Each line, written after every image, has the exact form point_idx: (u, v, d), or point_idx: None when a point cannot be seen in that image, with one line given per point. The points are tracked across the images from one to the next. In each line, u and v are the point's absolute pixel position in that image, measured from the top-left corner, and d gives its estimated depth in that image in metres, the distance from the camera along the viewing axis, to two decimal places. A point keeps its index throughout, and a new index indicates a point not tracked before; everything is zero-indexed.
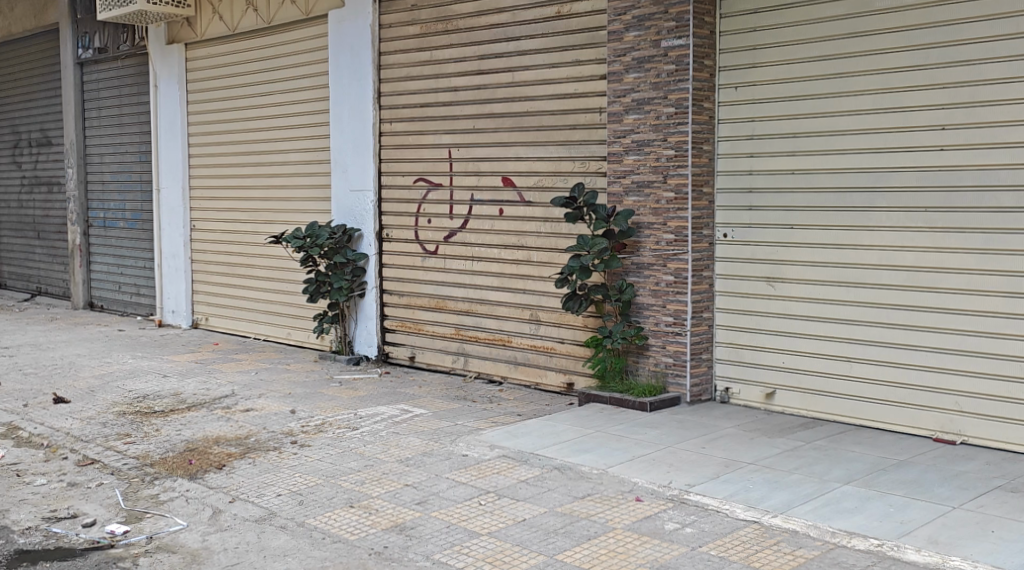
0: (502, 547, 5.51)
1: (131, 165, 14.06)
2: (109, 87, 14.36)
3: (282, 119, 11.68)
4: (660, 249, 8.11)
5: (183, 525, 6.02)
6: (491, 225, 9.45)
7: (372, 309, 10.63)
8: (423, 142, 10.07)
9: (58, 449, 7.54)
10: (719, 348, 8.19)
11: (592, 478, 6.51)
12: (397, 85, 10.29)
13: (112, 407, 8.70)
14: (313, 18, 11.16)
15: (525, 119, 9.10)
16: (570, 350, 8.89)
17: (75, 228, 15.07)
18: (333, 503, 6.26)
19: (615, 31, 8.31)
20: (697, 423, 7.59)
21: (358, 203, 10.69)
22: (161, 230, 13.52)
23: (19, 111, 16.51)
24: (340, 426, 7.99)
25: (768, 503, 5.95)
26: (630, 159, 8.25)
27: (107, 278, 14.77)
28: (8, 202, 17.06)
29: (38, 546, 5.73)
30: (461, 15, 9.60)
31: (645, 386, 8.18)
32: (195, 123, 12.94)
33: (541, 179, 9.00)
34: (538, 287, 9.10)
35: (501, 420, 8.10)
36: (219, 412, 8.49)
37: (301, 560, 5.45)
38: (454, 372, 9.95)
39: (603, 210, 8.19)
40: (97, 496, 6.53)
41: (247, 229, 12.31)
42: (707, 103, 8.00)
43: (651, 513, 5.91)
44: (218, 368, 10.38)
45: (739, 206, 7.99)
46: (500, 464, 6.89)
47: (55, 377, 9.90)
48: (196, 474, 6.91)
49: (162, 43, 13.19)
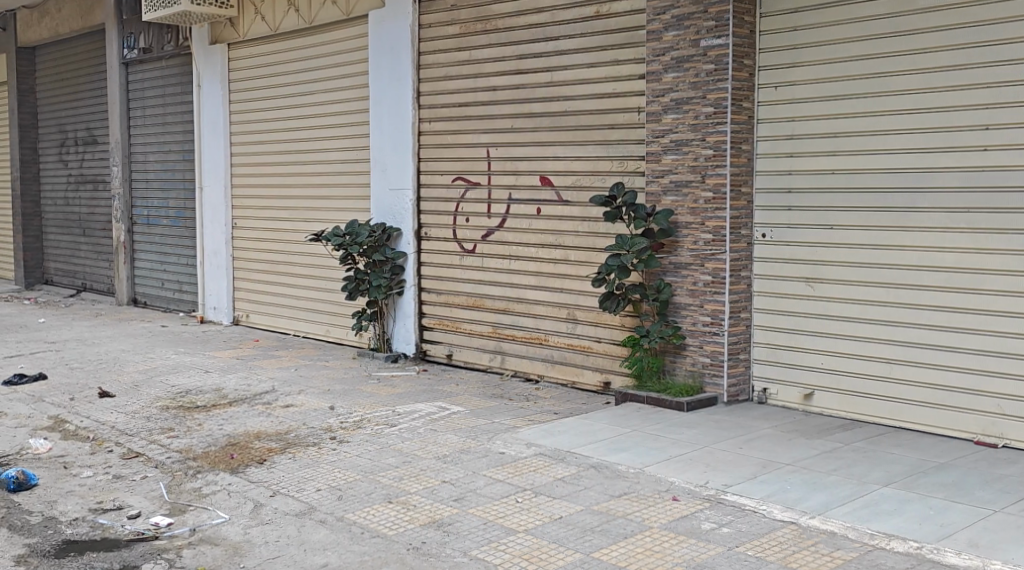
0: (540, 544, 5.55)
1: (174, 163, 14.27)
2: (154, 87, 14.57)
3: (322, 118, 11.79)
4: (698, 249, 8.10)
5: (225, 518, 6.11)
6: (530, 224, 9.49)
7: (410, 307, 10.71)
8: (461, 141, 10.13)
9: (103, 443, 7.69)
10: (758, 348, 8.17)
11: (629, 477, 6.53)
12: (437, 85, 10.36)
13: (155, 402, 8.84)
14: (354, 18, 11.26)
15: (563, 119, 9.13)
16: (607, 349, 8.92)
17: (120, 225, 15.31)
18: (371, 498, 6.33)
19: (654, 31, 8.31)
20: (734, 424, 7.58)
21: (398, 202, 10.78)
22: (203, 227, 13.71)
23: (65, 111, 16.80)
24: (378, 423, 8.07)
25: (805, 504, 5.94)
26: (668, 158, 8.25)
27: (151, 275, 15.00)
28: (54, 200, 17.38)
29: (85, 537, 5.86)
30: (500, 16, 9.64)
31: (683, 386, 8.19)
32: (237, 123, 13.11)
33: (579, 179, 9.02)
34: (576, 286, 9.13)
35: (537, 418, 8.13)
36: (260, 408, 8.61)
37: (340, 554, 5.54)
38: (491, 370, 10.01)
39: (641, 210, 8.21)
40: (142, 489, 6.66)
41: (287, 227, 12.44)
42: (746, 103, 7.98)
43: (688, 513, 5.92)
44: (259, 364, 10.51)
45: (778, 205, 7.96)
46: (537, 462, 6.92)
47: (101, 372, 10.08)
48: (238, 468, 7.02)
49: (205, 44, 13.36)
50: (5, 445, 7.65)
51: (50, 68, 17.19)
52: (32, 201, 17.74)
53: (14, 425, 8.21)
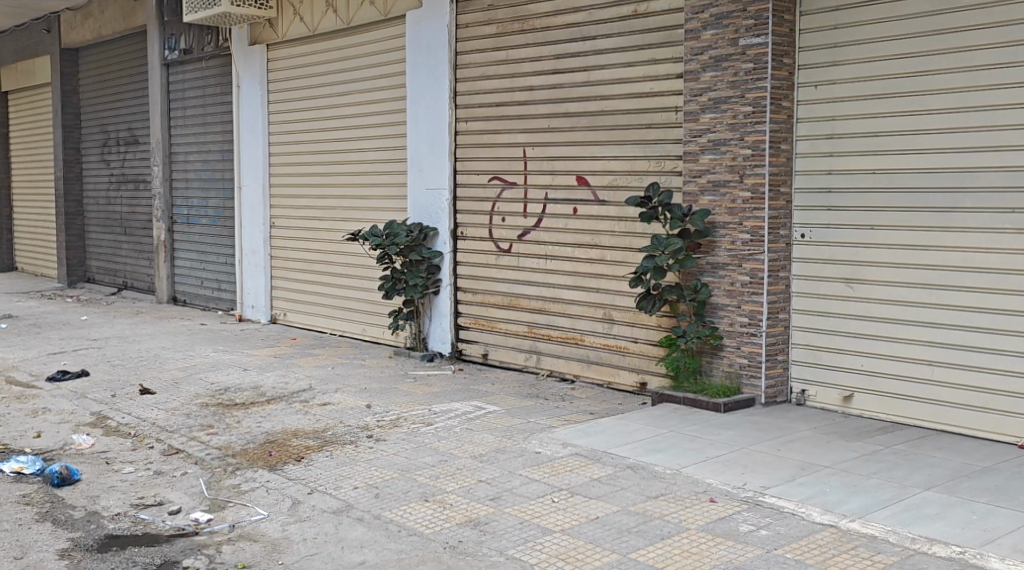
0: (576, 544, 5.55)
1: (214, 163, 14.41)
2: (194, 87, 14.72)
3: (360, 118, 11.86)
4: (736, 249, 8.05)
5: (264, 515, 6.16)
6: (566, 223, 9.48)
7: (446, 306, 10.74)
8: (498, 141, 10.14)
9: (145, 439, 7.79)
10: (796, 349, 8.09)
11: (666, 478, 6.50)
12: (473, 84, 10.37)
13: (195, 399, 8.94)
14: (392, 19, 11.30)
15: (600, 118, 9.10)
16: (643, 350, 8.89)
17: (160, 224, 15.49)
18: (409, 497, 6.35)
19: (693, 30, 8.26)
20: (772, 425, 7.53)
21: (435, 202, 10.81)
22: (242, 226, 13.83)
23: (108, 111, 17.02)
24: (415, 421, 8.11)
25: (845, 507, 5.89)
26: (706, 158, 8.20)
27: (190, 274, 15.17)
28: (96, 199, 17.62)
29: (127, 532, 5.94)
30: (538, 15, 9.63)
31: (720, 387, 8.13)
32: (275, 123, 13.21)
33: (616, 179, 8.99)
34: (612, 286, 9.10)
35: (574, 419, 8.12)
36: (298, 406, 8.68)
37: (378, 552, 5.57)
38: (527, 370, 10.02)
39: (678, 209, 8.16)
40: (182, 485, 6.74)
41: (324, 226, 12.52)
42: (786, 102, 7.91)
43: (725, 515, 5.89)
44: (297, 363, 10.60)
45: (817, 205, 7.89)
46: (573, 462, 6.92)
47: (142, 369, 10.20)
48: (276, 465, 7.08)
49: (245, 44, 13.47)
50: (49, 440, 7.77)
51: (93, 69, 17.42)
52: (75, 200, 17.99)
53: (58, 420, 8.33)
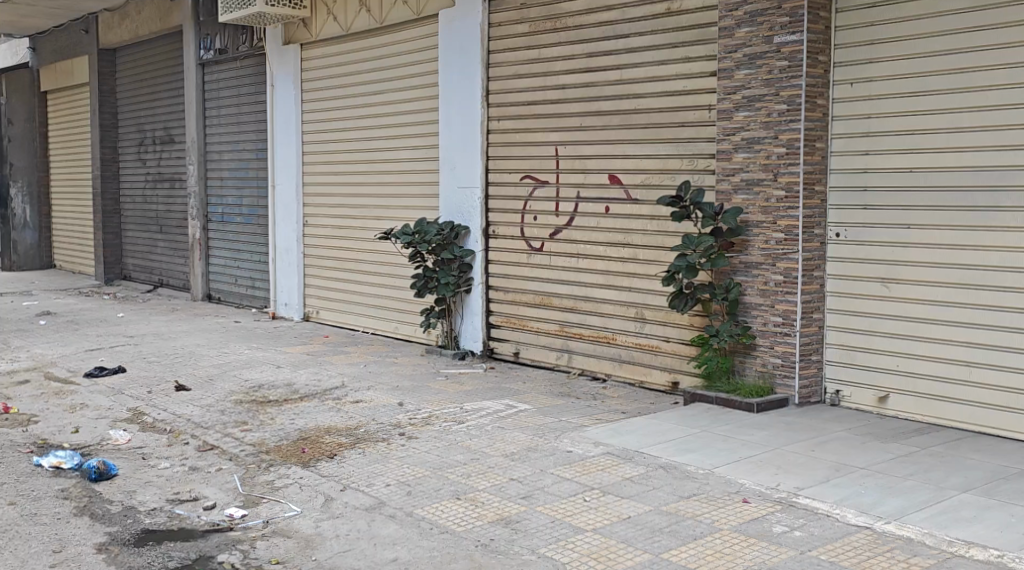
0: (608, 543, 5.54)
1: (248, 161, 14.53)
2: (229, 87, 14.84)
3: (392, 117, 11.90)
4: (770, 247, 8.00)
5: (297, 511, 6.21)
6: (598, 222, 9.46)
7: (478, 304, 10.76)
8: (530, 139, 10.13)
9: (180, 435, 7.87)
10: (830, 349, 8.02)
11: (699, 478, 6.48)
12: (506, 83, 10.37)
13: (229, 396, 9.01)
14: (425, 18, 11.33)
15: (633, 117, 9.07)
16: (676, 349, 8.86)
17: (195, 222, 15.63)
18: (440, 494, 6.37)
19: (726, 28, 8.22)
20: (806, 425, 7.47)
21: (467, 200, 10.83)
22: (275, 224, 13.93)
23: (144, 110, 17.20)
24: (447, 419, 8.13)
25: (880, 509, 5.83)
26: (739, 156, 8.16)
27: (225, 271, 15.30)
28: (133, 197, 17.82)
29: (163, 526, 6.01)
30: (570, 14, 9.61)
31: (753, 387, 8.08)
32: (309, 122, 13.28)
33: (648, 177, 8.96)
34: (645, 285, 9.08)
35: (605, 417, 8.12)
36: (331, 403, 8.73)
37: (410, 549, 5.59)
38: (558, 369, 10.01)
39: (710, 208, 8.11)
40: (216, 481, 6.80)
41: (357, 224, 12.58)
42: (822, 99, 7.85)
43: (758, 515, 5.86)
44: (329, 360, 10.65)
45: (853, 205, 7.82)
46: (605, 461, 6.90)
47: (177, 366, 10.31)
48: (309, 462, 7.12)
49: (279, 44, 13.56)
50: (86, 435, 7.87)
51: (130, 69, 17.62)
52: (112, 199, 18.21)
53: (95, 416, 8.45)
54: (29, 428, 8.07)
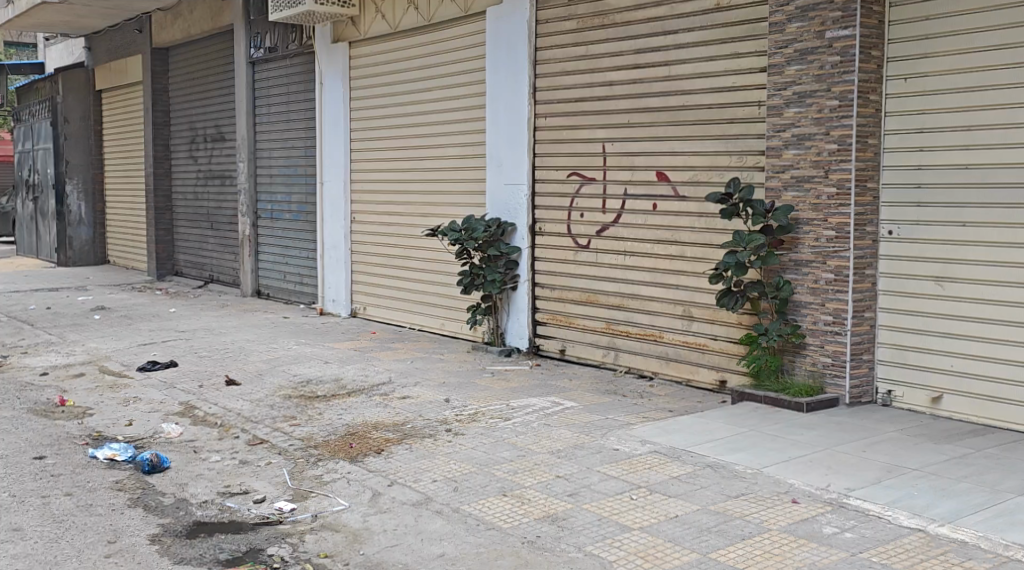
0: (654, 542, 5.52)
1: (297, 159, 14.66)
2: (278, 85, 14.97)
3: (439, 114, 11.94)
4: (820, 245, 7.90)
5: (345, 505, 6.26)
6: (645, 219, 9.41)
7: (524, 301, 10.76)
8: (577, 136, 10.10)
9: (231, 429, 7.97)
10: (882, 348, 7.91)
11: (747, 478, 6.42)
12: (553, 80, 10.35)
13: (278, 391, 9.11)
14: (472, 15, 11.34)
15: (680, 113, 9.01)
16: (724, 348, 8.79)
17: (246, 219, 15.81)
18: (487, 491, 6.38)
19: (777, 23, 8.13)
20: (857, 426, 7.38)
21: (513, 197, 10.84)
22: (323, 221, 14.04)
23: (195, 108, 17.42)
24: (493, 416, 8.14)
25: (934, 512, 5.74)
26: (790, 153, 8.06)
27: (274, 268, 15.46)
28: (184, 194, 18.07)
29: (214, 519, 6.09)
30: (618, 10, 9.57)
31: (803, 386, 8.00)
32: (356, 119, 13.37)
33: (696, 174, 8.90)
34: (692, 283, 9.02)
35: (652, 415, 8.09)
36: (378, 399, 8.79)
37: (457, 545, 5.61)
38: (604, 366, 9.98)
39: (760, 206, 8.03)
40: (266, 474, 6.88)
41: (403, 221, 12.63)
42: (874, 95, 7.74)
43: (809, 516, 5.79)
44: (377, 356, 10.72)
45: (906, 202, 7.71)
46: (652, 459, 6.88)
47: (228, 361, 10.44)
48: (357, 457, 7.17)
49: (328, 42, 13.66)
50: (139, 428, 8.00)
51: (182, 67, 17.85)
52: (165, 196, 18.49)
53: (148, 409, 8.59)
54: (85, 421, 8.22)
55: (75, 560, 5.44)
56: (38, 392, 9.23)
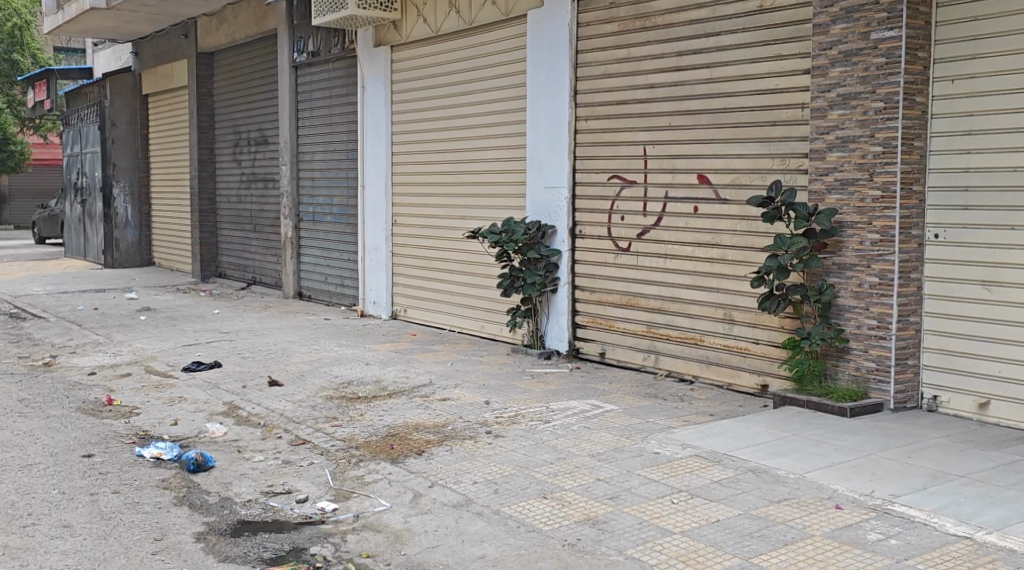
0: (696, 546, 5.50)
1: (339, 162, 14.76)
2: (321, 89, 15.09)
3: (480, 116, 11.97)
4: (864, 249, 7.81)
5: (387, 506, 6.30)
6: (686, 222, 9.37)
7: (564, 304, 10.75)
8: (618, 139, 10.09)
9: (274, 429, 8.05)
10: (927, 353, 7.81)
11: (790, 483, 6.37)
12: (595, 83, 10.34)
13: (320, 392, 9.18)
14: (514, 18, 11.36)
15: (723, 116, 8.97)
16: (765, 351, 8.73)
17: (288, 222, 15.96)
18: (527, 493, 6.39)
19: (821, 24, 8.05)
20: (902, 431, 7.30)
21: (554, 200, 10.84)
22: (365, 223, 14.12)
23: (239, 112, 17.61)
24: (533, 418, 8.16)
25: (981, 519, 5.67)
26: (833, 155, 7.98)
27: (315, 270, 15.59)
28: (228, 197, 18.27)
29: (259, 518, 6.16)
30: (661, 12, 9.54)
31: (846, 391, 7.92)
32: (398, 123, 13.44)
33: (738, 177, 8.85)
34: (734, 286, 8.97)
35: (693, 419, 8.05)
36: (419, 400, 8.83)
37: (498, 546, 5.62)
38: (644, 369, 9.95)
39: (803, 209, 7.93)
40: (310, 474, 6.94)
41: (444, 224, 12.68)
42: (921, 97, 7.66)
43: (852, 522, 5.74)
44: (418, 358, 10.78)
45: (952, 205, 7.62)
46: (693, 463, 6.85)
47: (271, 362, 10.55)
48: (398, 458, 7.22)
49: (370, 46, 13.75)
50: (184, 427, 8.11)
51: (227, 72, 18.05)
52: (209, 198, 18.71)
53: (193, 409, 8.69)
54: (132, 420, 8.35)
55: (122, 557, 5.53)
56: (86, 391, 9.39)
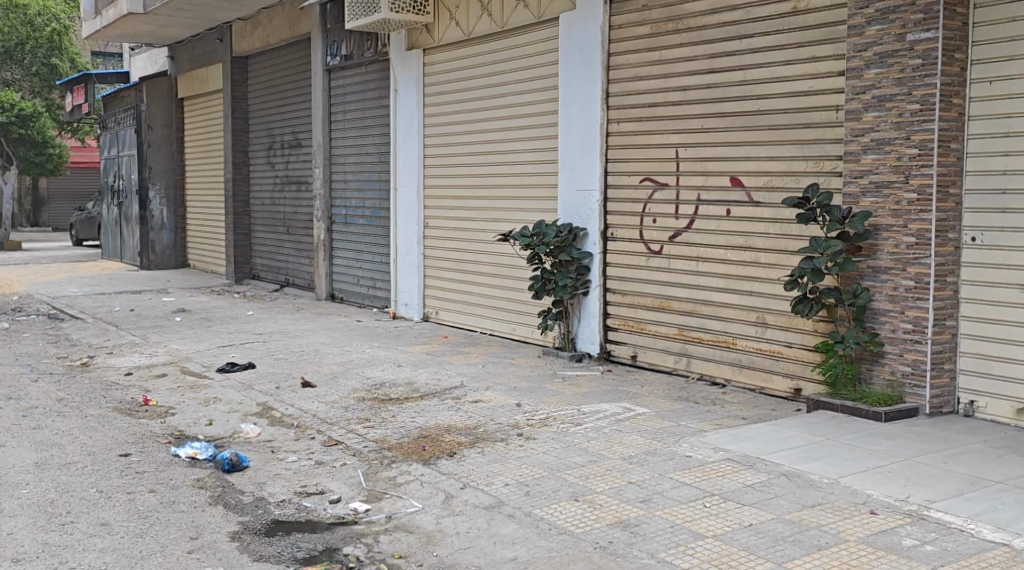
0: (728, 550, 5.47)
1: (371, 164, 14.84)
2: (354, 92, 15.17)
3: (512, 119, 11.99)
4: (900, 252, 7.75)
5: (419, 507, 6.32)
6: (718, 225, 9.33)
7: (595, 307, 10.74)
8: (650, 141, 10.06)
9: (306, 430, 8.10)
10: (964, 358, 7.74)
11: (823, 487, 6.33)
12: (626, 85, 10.33)
13: (352, 393, 9.23)
14: (545, 20, 11.37)
15: (756, 118, 8.92)
16: (798, 355, 8.68)
17: (321, 224, 16.07)
18: (558, 495, 6.40)
19: (856, 26, 7.99)
20: (937, 436, 7.22)
21: (585, 203, 10.84)
22: (397, 225, 14.18)
23: (273, 115, 17.75)
24: (564, 421, 8.15)
25: (1019, 526, 5.60)
26: (868, 158, 7.92)
27: (347, 272, 15.67)
28: (262, 199, 18.41)
29: (292, 518, 6.20)
30: (693, 14, 9.52)
31: (880, 395, 7.85)
32: (430, 126, 13.49)
33: (772, 180, 8.80)
34: (767, 289, 8.91)
35: (725, 422, 8.02)
36: (450, 402, 8.85)
37: (529, 548, 5.63)
38: (676, 372, 9.92)
39: (838, 211, 7.88)
40: (342, 475, 6.98)
41: (476, 226, 12.71)
42: (958, 98, 7.59)
43: (887, 527, 5.69)
44: (449, 360, 10.81)
45: (990, 207, 7.55)
46: (725, 466, 6.82)
47: (303, 363, 10.62)
48: (430, 459, 7.24)
49: (403, 49, 13.81)
50: (219, 427, 8.19)
51: (261, 75, 18.19)
52: (243, 201, 18.87)
53: (227, 409, 8.77)
54: (167, 420, 8.43)
55: (158, 555, 5.59)
56: (123, 391, 9.50)
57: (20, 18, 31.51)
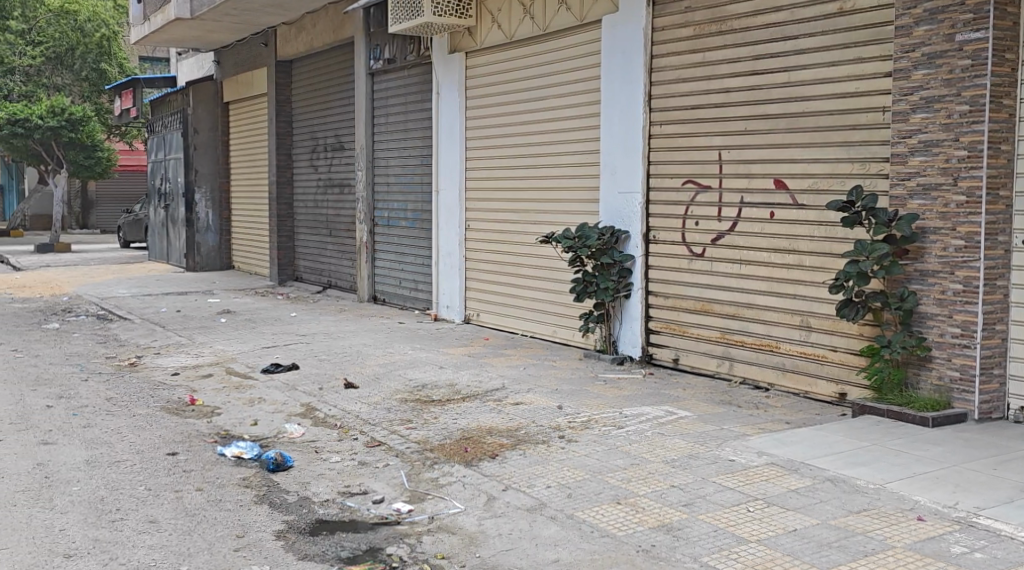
0: (772, 555, 5.43)
1: (414, 167, 14.92)
2: (397, 95, 15.25)
3: (554, 121, 11.99)
4: (948, 255, 7.64)
5: (461, 508, 6.34)
6: (762, 228, 9.26)
7: (637, 309, 10.70)
8: (693, 144, 10.01)
9: (349, 431, 8.15)
10: (1014, 363, 7.64)
11: (869, 493, 6.26)
12: (669, 87, 10.29)
13: (394, 394, 9.28)
14: (587, 23, 11.37)
15: (800, 120, 8.84)
16: (844, 359, 8.58)
17: (364, 226, 16.19)
18: (600, 498, 6.38)
19: (904, 26, 7.89)
20: (987, 442, 7.12)
21: (627, 205, 10.81)
22: (439, 228, 14.24)
23: (317, 119, 17.91)
24: (606, 424, 8.13)
25: None
26: (916, 159, 7.81)
27: (389, 274, 15.76)
28: (305, 202, 18.58)
29: (335, 517, 6.24)
30: (737, 16, 9.46)
31: (928, 400, 7.75)
32: (472, 128, 13.53)
33: (816, 182, 8.73)
34: (811, 292, 8.83)
35: (769, 426, 7.95)
36: (491, 404, 8.88)
37: (571, 551, 5.62)
38: (718, 376, 9.86)
39: (883, 214, 7.81)
40: (384, 475, 7.02)
41: (517, 229, 12.73)
42: (1008, 99, 7.49)
43: (935, 534, 5.61)
44: (490, 362, 10.82)
45: None
46: (769, 471, 6.77)
47: (346, 364, 10.70)
48: (472, 461, 7.25)
49: (446, 52, 13.87)
50: (264, 427, 8.27)
51: (305, 79, 18.36)
52: (286, 203, 19.05)
53: (271, 410, 8.85)
54: (212, 420, 8.53)
55: (205, 552, 5.65)
56: (169, 390, 9.63)
57: (71, 24, 32.09)
